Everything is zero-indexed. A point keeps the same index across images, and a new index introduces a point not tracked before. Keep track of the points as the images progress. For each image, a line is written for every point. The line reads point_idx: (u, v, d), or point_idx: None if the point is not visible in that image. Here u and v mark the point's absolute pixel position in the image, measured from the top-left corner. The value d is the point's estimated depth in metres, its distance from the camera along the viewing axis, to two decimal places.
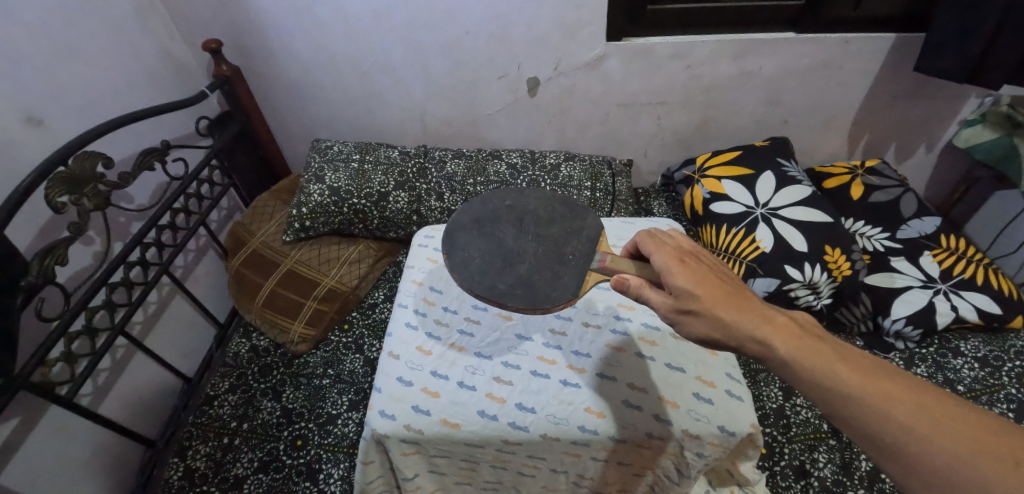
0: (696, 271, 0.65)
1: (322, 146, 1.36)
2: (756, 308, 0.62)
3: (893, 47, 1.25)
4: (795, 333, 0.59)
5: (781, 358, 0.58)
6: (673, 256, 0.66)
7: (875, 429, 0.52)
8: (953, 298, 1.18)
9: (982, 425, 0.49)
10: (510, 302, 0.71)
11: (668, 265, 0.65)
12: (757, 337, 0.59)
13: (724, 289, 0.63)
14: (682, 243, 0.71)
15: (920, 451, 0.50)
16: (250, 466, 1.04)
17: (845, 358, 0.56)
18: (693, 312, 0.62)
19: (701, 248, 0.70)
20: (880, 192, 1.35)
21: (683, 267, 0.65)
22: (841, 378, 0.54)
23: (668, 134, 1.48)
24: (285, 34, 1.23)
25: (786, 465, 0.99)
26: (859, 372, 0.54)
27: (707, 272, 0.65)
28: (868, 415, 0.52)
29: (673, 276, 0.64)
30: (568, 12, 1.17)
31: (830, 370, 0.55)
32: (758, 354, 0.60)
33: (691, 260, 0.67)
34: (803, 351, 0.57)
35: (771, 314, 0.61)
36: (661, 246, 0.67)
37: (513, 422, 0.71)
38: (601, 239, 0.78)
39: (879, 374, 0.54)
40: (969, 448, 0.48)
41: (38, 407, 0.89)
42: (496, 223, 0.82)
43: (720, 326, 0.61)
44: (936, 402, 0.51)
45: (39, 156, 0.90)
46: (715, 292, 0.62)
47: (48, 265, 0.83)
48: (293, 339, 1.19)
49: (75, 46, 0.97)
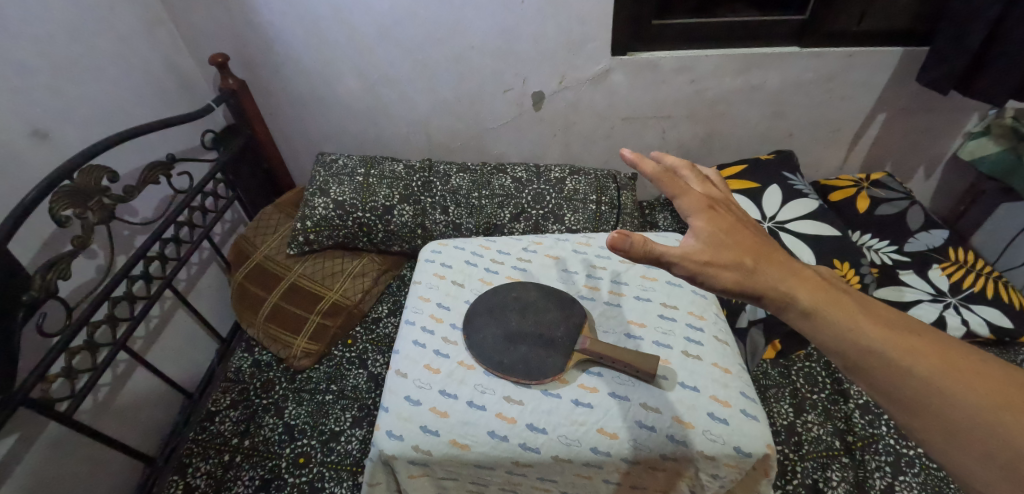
0: (723, 220, 0.63)
1: (326, 159, 1.35)
2: (782, 262, 0.60)
3: (894, 61, 1.26)
4: (819, 286, 0.56)
5: (801, 308, 0.55)
6: (701, 202, 0.64)
7: (891, 380, 0.49)
8: (963, 312, 1.16)
9: (1008, 380, 0.46)
10: (510, 376, 0.74)
11: (693, 209, 0.63)
12: (780, 289, 0.57)
13: (750, 238, 0.62)
14: (711, 191, 0.69)
15: (937, 402, 0.46)
16: (251, 484, 1.01)
17: (866, 312, 0.53)
18: (712, 256, 0.59)
19: (729, 200, 0.69)
20: (886, 204, 1.36)
21: (711, 214, 0.63)
22: (862, 329, 0.51)
23: (673, 147, 1.47)
24: (291, 48, 1.24)
25: (799, 484, 0.97)
26: (883, 326, 0.51)
27: (734, 222, 0.64)
28: (887, 366, 0.49)
29: (695, 219, 0.62)
30: (572, 27, 1.18)
31: (851, 319, 0.53)
32: (778, 307, 0.57)
33: (719, 209, 0.65)
34: (827, 303, 0.54)
35: (796, 267, 0.59)
36: (690, 191, 0.65)
37: (523, 443, 0.70)
38: (584, 323, 0.81)
39: (901, 327, 0.51)
40: (992, 401, 0.45)
41: (38, 423, 0.88)
42: (485, 300, 0.85)
43: (747, 275, 0.58)
44: (961, 358, 0.48)
45: (45, 168, 0.90)
46: (743, 241, 0.61)
47: (50, 279, 0.82)
48: (296, 354, 1.17)
49: (84, 61, 0.98)
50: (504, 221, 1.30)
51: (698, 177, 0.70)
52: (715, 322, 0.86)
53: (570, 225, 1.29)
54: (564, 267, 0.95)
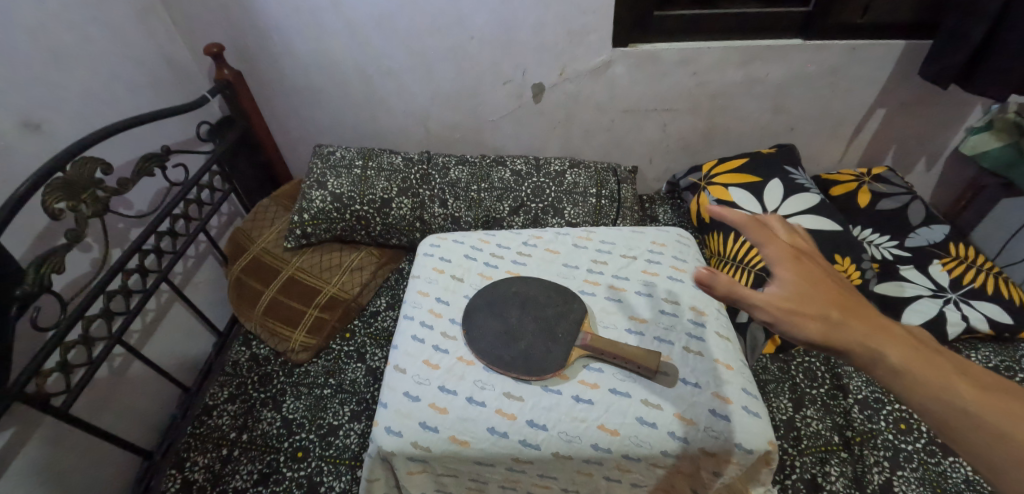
0: (808, 269, 0.60)
1: (324, 151, 1.34)
2: (870, 315, 0.56)
3: (898, 54, 1.25)
4: (907, 342, 0.53)
5: (890, 365, 0.52)
6: (786, 250, 0.62)
7: (989, 447, 0.46)
8: (963, 307, 1.16)
9: None
10: (510, 371, 0.74)
11: (778, 257, 0.61)
12: (869, 345, 0.53)
13: (836, 291, 0.59)
14: (797, 237, 0.65)
15: None
16: (249, 478, 1.01)
17: (961, 373, 0.50)
18: (797, 306, 0.57)
19: (815, 247, 0.65)
20: (887, 199, 1.35)
21: (796, 262, 0.61)
22: (959, 393, 0.49)
23: (674, 140, 1.46)
24: (287, 38, 1.22)
25: (798, 479, 0.97)
26: (976, 387, 0.49)
27: (820, 273, 0.60)
28: (984, 431, 0.47)
29: (780, 267, 0.60)
30: (573, 18, 1.16)
31: (945, 381, 0.50)
32: (865, 363, 0.54)
33: (806, 258, 0.62)
34: (919, 362, 0.51)
35: (883, 322, 0.56)
36: (775, 238, 0.62)
37: (523, 440, 0.70)
38: (586, 319, 0.80)
39: (1000, 391, 0.48)
40: None
41: (33, 419, 0.87)
42: (484, 296, 0.84)
43: (831, 329, 0.55)
44: None
45: (38, 160, 0.88)
46: (828, 293, 0.58)
47: (44, 273, 0.81)
48: (294, 348, 1.16)
49: (76, 51, 0.96)
50: (504, 214, 1.29)
51: (783, 221, 0.67)
52: (717, 317, 0.85)
53: (569, 219, 1.28)
54: (563, 261, 0.94)
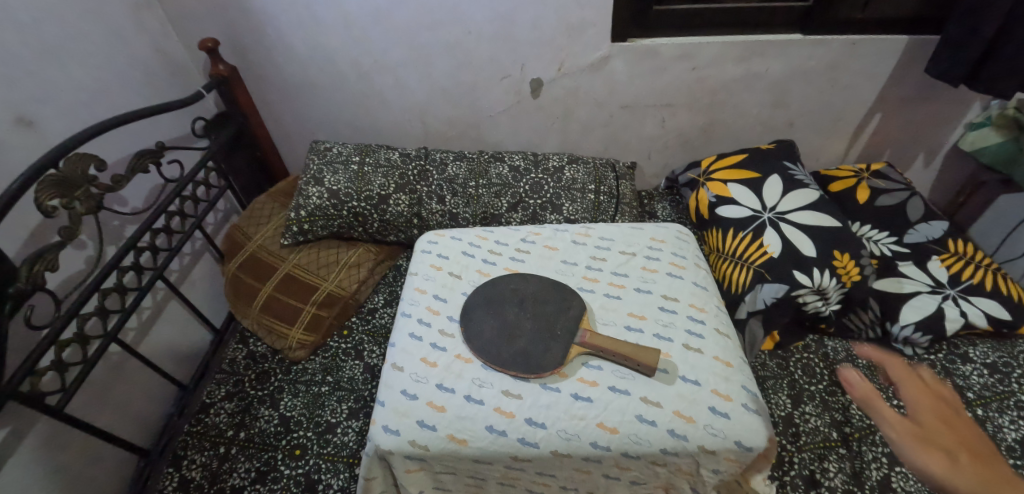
0: (952, 418, 0.60)
1: (320, 148, 1.33)
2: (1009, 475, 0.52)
3: (898, 49, 1.24)
4: None
5: None
6: (930, 391, 0.64)
7: None
8: (961, 303, 1.15)
9: None
10: (509, 369, 0.73)
11: (917, 396, 0.63)
12: None
13: (977, 445, 0.56)
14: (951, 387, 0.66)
15: None
16: (247, 476, 1.01)
17: None
18: (923, 442, 0.57)
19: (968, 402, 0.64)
20: (886, 195, 1.35)
21: (938, 406, 0.62)
22: None
23: (673, 136, 1.46)
24: (283, 32, 1.20)
25: (796, 475, 0.97)
26: None
27: (964, 425, 0.59)
28: None
29: (916, 404, 0.63)
30: (572, 13, 1.15)
31: None
32: None
33: (954, 408, 0.62)
34: None
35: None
36: (921, 378, 0.65)
37: (522, 438, 0.69)
38: (584, 317, 0.80)
39: None
40: None
41: (28, 417, 0.87)
42: (482, 293, 0.84)
43: (956, 473, 0.53)
44: None
45: (31, 156, 0.87)
46: (967, 444, 0.56)
47: (38, 271, 0.80)
48: (291, 345, 1.16)
49: (68, 46, 0.94)
50: (502, 211, 1.28)
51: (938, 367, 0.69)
52: (716, 314, 0.85)
53: (568, 215, 1.27)
54: (562, 258, 0.93)
